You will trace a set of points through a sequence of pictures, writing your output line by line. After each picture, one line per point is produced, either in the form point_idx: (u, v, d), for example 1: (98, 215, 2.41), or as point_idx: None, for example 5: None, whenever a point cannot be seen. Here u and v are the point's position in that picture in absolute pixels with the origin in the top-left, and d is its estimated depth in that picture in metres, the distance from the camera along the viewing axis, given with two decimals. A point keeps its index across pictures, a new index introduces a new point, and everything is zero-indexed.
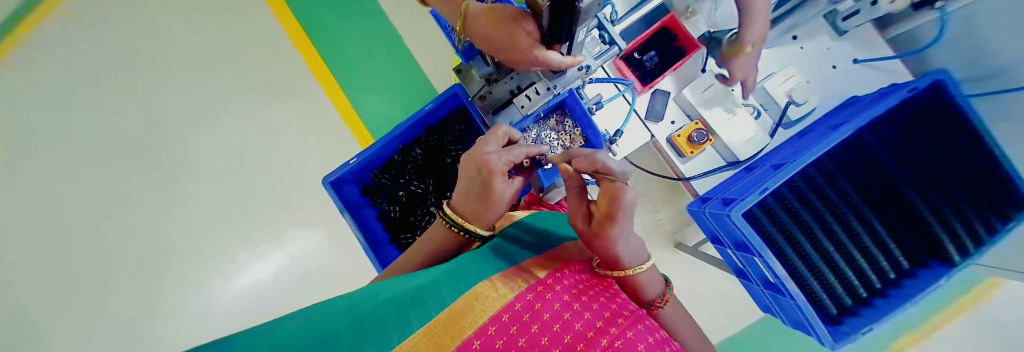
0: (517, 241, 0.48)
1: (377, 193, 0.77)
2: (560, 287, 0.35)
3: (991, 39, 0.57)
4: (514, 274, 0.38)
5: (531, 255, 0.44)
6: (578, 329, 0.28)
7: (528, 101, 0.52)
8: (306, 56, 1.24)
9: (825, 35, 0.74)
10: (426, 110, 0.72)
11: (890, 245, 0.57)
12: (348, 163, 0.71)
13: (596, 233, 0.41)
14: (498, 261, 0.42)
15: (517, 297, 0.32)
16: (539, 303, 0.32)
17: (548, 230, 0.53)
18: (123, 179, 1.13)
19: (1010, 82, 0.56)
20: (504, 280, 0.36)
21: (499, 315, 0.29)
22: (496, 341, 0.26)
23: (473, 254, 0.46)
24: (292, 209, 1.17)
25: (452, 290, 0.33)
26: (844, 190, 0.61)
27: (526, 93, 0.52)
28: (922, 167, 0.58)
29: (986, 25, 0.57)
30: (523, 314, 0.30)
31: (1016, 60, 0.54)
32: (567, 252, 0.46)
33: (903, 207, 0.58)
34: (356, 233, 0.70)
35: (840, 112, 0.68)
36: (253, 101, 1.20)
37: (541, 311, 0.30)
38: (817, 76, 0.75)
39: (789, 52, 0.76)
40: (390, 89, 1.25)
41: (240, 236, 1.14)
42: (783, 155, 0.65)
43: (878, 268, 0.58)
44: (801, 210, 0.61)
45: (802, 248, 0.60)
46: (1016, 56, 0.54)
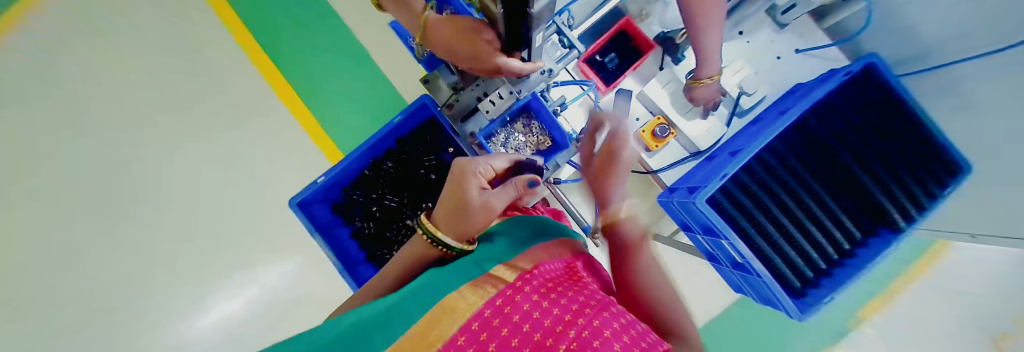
0: (490, 247, 0.48)
1: (350, 210, 0.74)
2: (529, 287, 0.36)
3: (913, 25, 0.64)
4: (484, 280, 0.38)
5: (503, 259, 0.44)
6: (547, 326, 0.28)
7: (492, 106, 0.52)
8: (267, 76, 1.19)
9: (767, 29, 0.80)
10: (395, 122, 0.71)
11: (843, 218, 0.62)
12: (316, 181, 0.68)
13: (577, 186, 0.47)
14: (469, 269, 0.42)
15: (486, 304, 0.32)
16: (508, 306, 0.31)
17: (520, 232, 0.53)
18: (71, 217, 1.05)
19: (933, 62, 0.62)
20: (473, 289, 0.36)
21: (469, 324, 0.29)
22: (465, 349, 0.26)
23: (443, 264, 0.45)
24: (260, 235, 1.11)
25: (419, 305, 0.33)
26: (796, 171, 0.65)
27: (489, 99, 0.52)
28: (862, 143, 0.63)
29: (907, 13, 0.64)
30: (494, 320, 0.29)
31: (934, 42, 0.61)
32: (538, 253, 0.46)
33: (850, 183, 0.63)
34: (328, 255, 0.67)
35: (785, 100, 0.73)
36: (213, 125, 1.15)
37: (511, 314, 0.30)
38: (763, 67, 0.81)
39: (738, 46, 0.81)
40: (359, 103, 1.22)
41: (205, 268, 1.07)
42: (740, 142, 0.69)
43: (834, 240, 0.62)
44: (759, 192, 0.65)
45: (764, 227, 0.64)
46: (934, 39, 0.61)
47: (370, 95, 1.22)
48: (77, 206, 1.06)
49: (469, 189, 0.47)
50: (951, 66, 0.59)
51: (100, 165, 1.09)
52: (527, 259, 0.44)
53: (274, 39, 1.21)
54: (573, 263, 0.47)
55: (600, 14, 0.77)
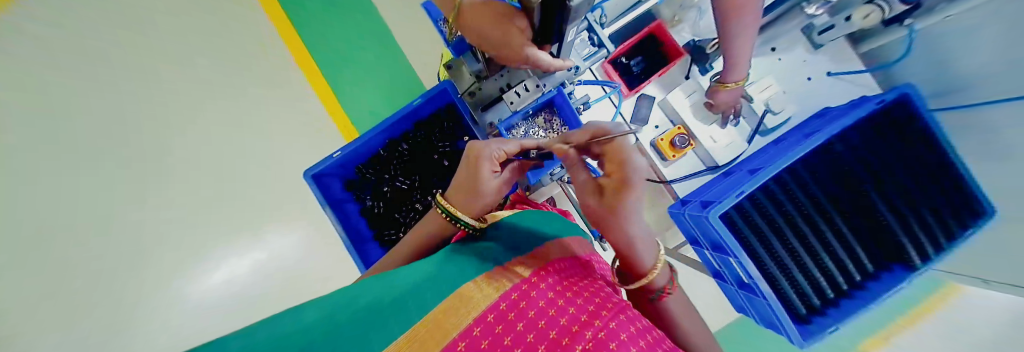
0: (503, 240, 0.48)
1: (361, 188, 0.75)
2: (545, 284, 0.36)
3: (953, 56, 0.62)
4: (498, 272, 0.39)
5: (516, 254, 0.44)
6: (563, 325, 0.30)
7: (517, 97, 0.52)
8: (295, 54, 1.25)
9: (801, 48, 0.78)
10: (414, 104, 0.71)
11: (857, 249, 0.61)
12: (331, 156, 0.69)
13: (606, 208, 0.41)
14: (483, 261, 0.42)
15: (502, 296, 0.32)
16: (524, 301, 0.32)
17: (533, 227, 0.53)
18: (73, 167, 1.03)
19: (970, 98, 0.60)
20: (488, 280, 0.36)
21: (484, 315, 0.30)
22: (482, 341, 0.27)
23: (456, 252, 0.46)
24: (270, 203, 1.13)
25: (435, 293, 0.33)
26: (815, 196, 0.64)
27: (516, 89, 0.52)
28: (891, 174, 0.61)
29: (949, 44, 0.62)
30: (509, 313, 0.30)
31: (975, 76, 0.58)
32: (553, 250, 0.47)
33: (870, 214, 0.61)
34: (337, 229, 0.69)
35: (810, 123, 0.72)
36: (232, 91, 1.16)
37: (527, 309, 0.31)
38: (792, 87, 0.79)
39: (767, 63, 0.80)
40: (379, 87, 1.26)
41: (211, 231, 1.09)
42: (760, 160, 0.68)
43: (846, 271, 0.61)
44: (774, 215, 0.64)
45: (775, 250, 0.63)
46: (976, 71, 0.58)
47: (389, 80, 1.27)
48: (80, 157, 1.04)
49: (481, 174, 0.46)
50: (987, 104, 0.56)
51: (102, 117, 1.05)
52: (540, 254, 0.44)
53: (303, 17, 1.26)
54: (585, 263, 0.48)
55: (628, 16, 0.77)
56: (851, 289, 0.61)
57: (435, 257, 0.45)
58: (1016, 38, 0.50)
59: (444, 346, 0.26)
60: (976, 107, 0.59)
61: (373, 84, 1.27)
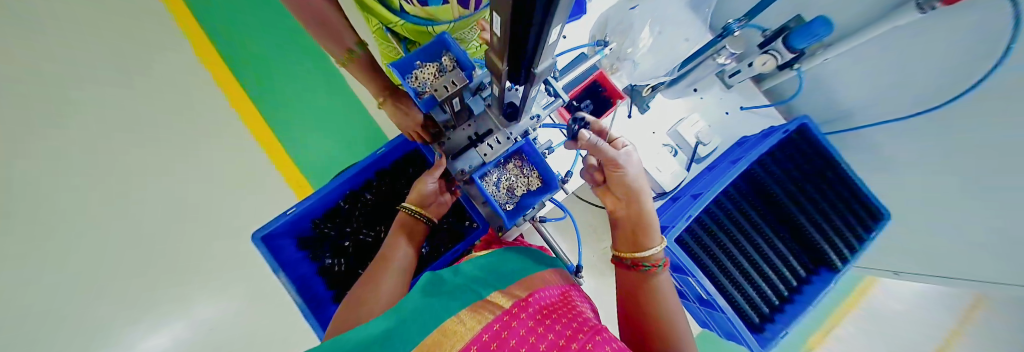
0: (483, 277, 0.47)
1: (320, 245, 0.70)
2: (524, 313, 0.36)
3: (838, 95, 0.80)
4: (481, 304, 0.38)
5: (498, 287, 0.44)
6: (543, 349, 0.29)
7: (490, 149, 0.55)
8: (236, 106, 1.17)
9: (716, 88, 0.93)
10: (377, 155, 0.70)
11: (789, 257, 0.71)
12: (286, 214, 0.64)
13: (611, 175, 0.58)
14: (466, 294, 0.41)
15: (484, 328, 0.32)
16: (505, 331, 0.32)
17: (506, 265, 0.52)
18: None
19: (863, 122, 0.77)
20: (472, 313, 0.36)
21: (467, 347, 0.29)
22: None
23: (432, 285, 0.43)
24: (206, 267, 1.01)
25: (419, 327, 0.32)
26: (747, 214, 0.73)
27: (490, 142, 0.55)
28: (801, 191, 0.74)
29: (833, 85, 0.80)
30: (491, 344, 0.30)
31: (856, 108, 0.78)
32: (532, 281, 0.47)
33: (791, 226, 0.73)
34: (293, 296, 0.62)
35: (734, 151, 0.85)
36: (170, 147, 1.08)
37: (508, 338, 0.31)
38: (715, 121, 0.93)
39: (692, 100, 0.93)
40: (333, 130, 1.23)
41: (130, 305, 0.94)
42: (698, 187, 0.77)
43: (784, 278, 0.70)
44: (720, 234, 0.71)
45: (723, 265, 0.69)
46: (856, 105, 0.78)
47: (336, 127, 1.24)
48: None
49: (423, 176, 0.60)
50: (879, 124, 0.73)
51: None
52: (521, 287, 0.44)
53: (248, 65, 1.21)
54: (567, 292, 0.48)
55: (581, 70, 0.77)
56: (791, 294, 0.70)
57: (418, 287, 0.43)
58: (885, 69, 0.68)
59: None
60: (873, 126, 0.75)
61: (324, 127, 1.23)
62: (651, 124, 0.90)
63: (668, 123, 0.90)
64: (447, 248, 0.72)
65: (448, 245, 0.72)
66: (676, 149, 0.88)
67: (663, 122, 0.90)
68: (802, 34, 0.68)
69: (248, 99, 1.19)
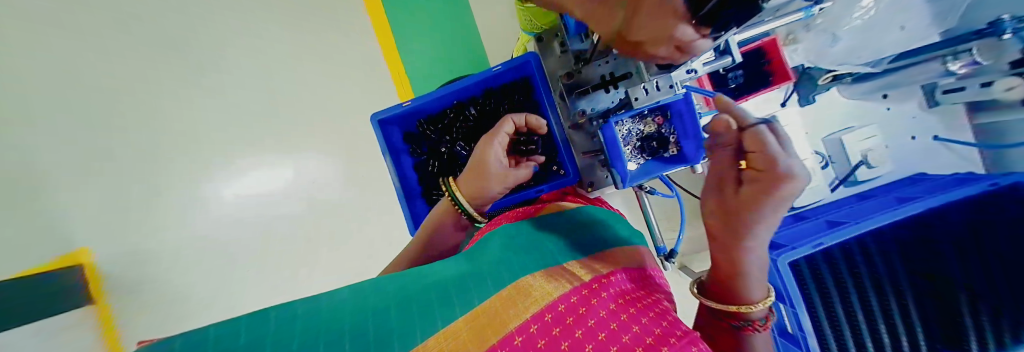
0: (562, 240, 0.47)
1: (420, 143, 0.75)
2: (607, 294, 0.32)
3: None
4: (558, 271, 0.37)
5: (576, 257, 0.42)
6: (625, 343, 0.25)
7: (644, 94, 0.44)
8: None
9: (914, 103, 0.71)
10: (492, 72, 0.66)
11: (918, 328, 0.58)
12: (400, 106, 0.68)
13: (732, 204, 0.35)
14: (543, 258, 0.40)
15: (562, 297, 0.30)
16: (584, 307, 0.29)
17: (585, 231, 0.50)
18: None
19: None
20: (546, 278, 0.35)
21: (542, 313, 0.28)
22: (539, 340, 0.25)
23: (513, 240, 0.44)
24: None
25: (480, 290, 0.31)
26: (892, 264, 0.60)
27: (646, 85, 0.44)
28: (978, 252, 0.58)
29: None
30: (568, 316, 0.28)
31: None
32: (614, 260, 0.42)
33: (942, 298, 0.58)
34: (394, 179, 0.71)
35: (905, 187, 0.68)
36: None
37: (586, 317, 0.28)
38: (895, 143, 0.73)
39: (873, 111, 0.74)
40: (437, 30, 1.16)
41: None
42: (841, 214, 0.67)
43: (898, 347, 0.59)
44: (845, 276, 0.60)
45: (833, 309, 0.60)
46: None
47: (439, 33, 1.16)
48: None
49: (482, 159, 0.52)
50: None
51: None
52: (604, 261, 0.41)
53: None
54: (652, 282, 0.41)
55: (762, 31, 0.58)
56: None
57: (498, 240, 0.44)
58: None
59: (500, 338, 0.25)
60: None
61: (429, 24, 1.16)
62: (805, 123, 0.76)
63: (828, 129, 0.76)
64: (530, 185, 0.71)
65: (534, 182, 0.72)
66: (828, 161, 0.75)
67: (820, 125, 0.76)
68: None
69: None
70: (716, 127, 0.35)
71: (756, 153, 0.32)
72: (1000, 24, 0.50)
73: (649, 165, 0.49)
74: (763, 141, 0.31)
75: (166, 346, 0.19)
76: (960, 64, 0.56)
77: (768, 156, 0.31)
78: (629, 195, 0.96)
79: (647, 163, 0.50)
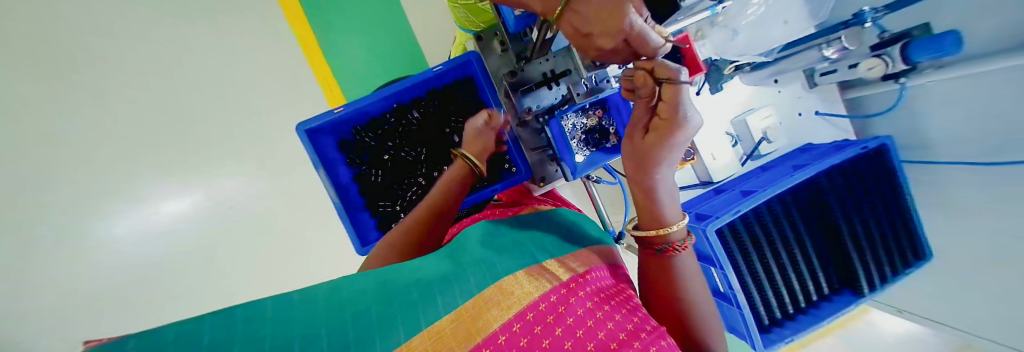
0: (540, 238, 0.45)
1: (359, 152, 0.69)
2: (584, 291, 0.32)
3: (922, 114, 0.72)
4: (538, 270, 0.35)
5: (553, 254, 0.41)
6: (601, 339, 0.26)
7: (584, 90, 0.48)
8: (288, 15, 1.17)
9: (799, 84, 0.85)
10: (432, 72, 0.62)
11: (818, 273, 0.71)
12: (332, 113, 0.62)
13: (644, 150, 0.39)
14: (522, 254, 0.39)
15: (541, 296, 0.30)
16: (562, 305, 0.29)
17: (562, 230, 0.49)
18: None
19: (933, 157, 0.72)
20: (528, 276, 0.33)
21: (522, 312, 0.28)
22: (521, 338, 0.25)
23: (489, 237, 0.43)
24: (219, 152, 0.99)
25: (464, 288, 0.30)
26: (794, 222, 0.71)
27: (586, 81, 0.48)
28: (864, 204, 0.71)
29: (923, 103, 0.72)
30: (547, 316, 0.28)
31: (937, 137, 0.71)
32: (587, 256, 0.42)
33: (833, 244, 0.72)
34: (331, 194, 0.64)
35: (797, 157, 0.80)
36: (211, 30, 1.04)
37: (565, 315, 0.28)
38: (787, 119, 0.86)
39: (768, 93, 0.85)
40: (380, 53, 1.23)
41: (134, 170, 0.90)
42: (752, 184, 0.76)
43: (806, 292, 0.72)
44: (762, 237, 0.69)
45: (755, 268, 0.69)
46: (938, 134, 0.71)
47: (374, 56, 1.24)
48: None
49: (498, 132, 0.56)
50: (952, 162, 0.68)
51: None
52: (579, 260, 0.40)
53: None
54: (618, 270, 0.44)
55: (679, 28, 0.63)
56: (807, 307, 0.73)
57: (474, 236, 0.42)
58: (975, 111, 0.63)
59: (484, 338, 0.25)
60: (934, 163, 0.72)
61: (373, 46, 1.23)
62: (719, 107, 0.85)
63: (738, 111, 0.86)
64: (481, 185, 0.69)
65: (483, 183, 0.70)
66: (736, 140, 0.85)
67: (733, 109, 0.86)
68: (925, 45, 0.55)
69: (297, 8, 1.18)
70: (637, 78, 0.35)
71: (666, 101, 0.35)
72: (863, 15, 0.62)
73: (597, 156, 0.51)
74: (673, 90, 0.33)
75: (117, 341, 0.16)
76: (834, 50, 0.66)
77: (677, 105, 0.34)
78: (578, 187, 1.00)
79: (593, 154, 0.52)
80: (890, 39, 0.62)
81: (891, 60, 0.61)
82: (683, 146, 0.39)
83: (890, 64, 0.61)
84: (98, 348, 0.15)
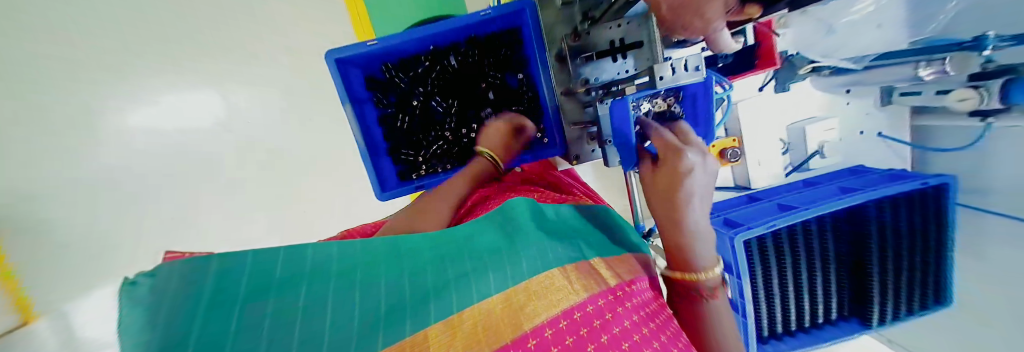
0: (590, 233, 0.43)
1: (385, 92, 0.64)
2: (631, 303, 0.30)
3: (992, 158, 0.65)
4: (589, 268, 0.33)
5: (606, 253, 0.39)
6: None
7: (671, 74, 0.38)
8: None
9: (871, 98, 0.76)
10: (479, 17, 0.55)
11: (832, 298, 0.70)
12: (364, 45, 0.56)
13: (652, 187, 0.40)
14: (570, 244, 0.37)
15: (591, 296, 0.28)
16: (610, 312, 0.28)
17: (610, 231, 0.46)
18: None
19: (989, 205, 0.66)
20: (579, 274, 0.31)
21: (571, 309, 0.27)
22: (567, 337, 0.24)
23: (543, 219, 0.41)
24: None
25: (515, 269, 0.29)
26: (825, 247, 0.68)
27: (673, 64, 0.38)
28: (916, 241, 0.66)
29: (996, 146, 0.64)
30: (594, 319, 0.27)
31: (999, 186, 0.64)
32: (630, 264, 0.38)
33: (858, 274, 0.70)
34: (356, 134, 0.61)
35: (846, 178, 0.75)
36: None
37: (613, 324, 0.27)
38: (846, 136, 0.79)
39: (835, 102, 0.77)
40: None
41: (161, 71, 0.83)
42: (791, 198, 0.72)
43: (813, 314, 0.71)
44: (787, 255, 0.67)
45: (771, 283, 0.67)
46: (1001, 184, 0.64)
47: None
48: None
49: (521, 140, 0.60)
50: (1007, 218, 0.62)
51: None
52: (628, 264, 0.38)
53: None
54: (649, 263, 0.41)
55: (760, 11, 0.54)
56: (809, 327, 0.73)
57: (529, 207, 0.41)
58: None
59: (531, 329, 0.24)
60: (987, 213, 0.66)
61: None
62: (777, 110, 0.78)
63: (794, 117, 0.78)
64: None
65: None
66: (787, 147, 0.80)
67: (786, 114, 0.78)
68: None
69: None
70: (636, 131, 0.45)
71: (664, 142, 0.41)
72: (984, 40, 0.52)
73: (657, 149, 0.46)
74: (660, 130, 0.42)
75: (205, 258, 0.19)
76: (931, 71, 0.58)
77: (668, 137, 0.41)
78: None
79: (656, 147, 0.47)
80: (992, 71, 0.52)
81: (987, 95, 0.52)
82: (701, 186, 0.38)
83: (983, 100, 0.53)
84: (185, 260, 0.18)
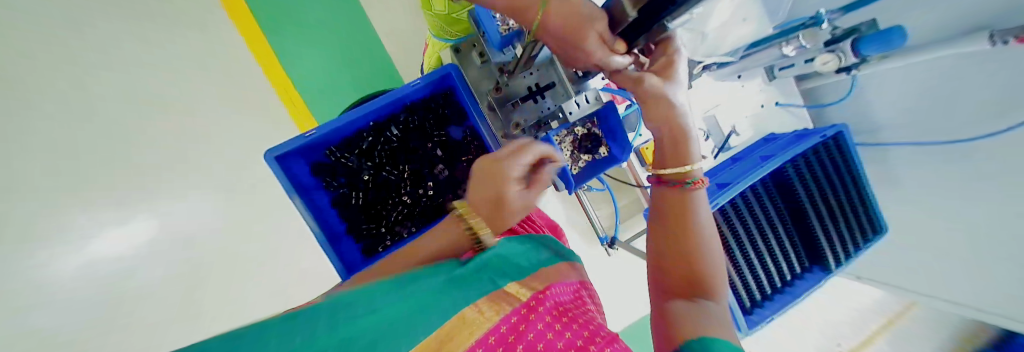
0: (505, 253, 0.41)
1: (334, 174, 0.65)
2: (542, 306, 0.30)
3: (872, 100, 0.79)
4: (502, 293, 0.32)
5: (519, 273, 0.38)
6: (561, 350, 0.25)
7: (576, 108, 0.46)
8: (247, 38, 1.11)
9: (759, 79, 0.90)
10: (410, 88, 0.60)
11: (790, 254, 0.77)
12: (302, 136, 0.57)
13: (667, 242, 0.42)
14: (480, 273, 0.35)
15: (502, 318, 0.27)
16: (523, 324, 0.27)
17: (533, 251, 0.45)
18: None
19: (886, 139, 0.79)
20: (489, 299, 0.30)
21: (486, 335, 0.25)
22: None
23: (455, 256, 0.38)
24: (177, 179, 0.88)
25: (428, 312, 0.26)
26: (765, 207, 0.76)
27: (576, 99, 0.46)
28: (837, 187, 0.75)
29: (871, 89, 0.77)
30: (510, 335, 0.26)
31: (886, 122, 0.78)
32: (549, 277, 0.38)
33: (803, 226, 0.78)
34: (309, 223, 0.60)
35: (765, 146, 0.87)
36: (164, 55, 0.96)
37: (527, 333, 0.26)
38: (750, 113, 0.93)
39: (733, 89, 0.90)
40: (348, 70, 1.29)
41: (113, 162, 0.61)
42: (729, 175, 0.80)
43: (781, 272, 0.78)
44: (738, 227, 0.74)
45: (734, 256, 0.74)
46: (884, 119, 0.77)
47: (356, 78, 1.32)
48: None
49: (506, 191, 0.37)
50: (903, 145, 0.75)
51: None
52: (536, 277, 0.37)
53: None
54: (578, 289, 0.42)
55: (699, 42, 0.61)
56: (782, 286, 0.79)
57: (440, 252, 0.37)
58: (921, 95, 0.68)
59: None
60: (885, 146, 0.80)
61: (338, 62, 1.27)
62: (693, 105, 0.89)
63: (706, 107, 0.91)
64: None
65: None
66: (708, 134, 0.93)
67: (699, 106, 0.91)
68: (878, 39, 0.58)
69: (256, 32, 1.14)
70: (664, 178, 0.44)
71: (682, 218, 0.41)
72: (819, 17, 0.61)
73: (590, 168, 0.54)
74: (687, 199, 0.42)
75: None
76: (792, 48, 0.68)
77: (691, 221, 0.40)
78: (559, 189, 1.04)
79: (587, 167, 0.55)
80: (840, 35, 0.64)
81: (843, 55, 0.65)
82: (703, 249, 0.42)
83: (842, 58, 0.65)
84: None
